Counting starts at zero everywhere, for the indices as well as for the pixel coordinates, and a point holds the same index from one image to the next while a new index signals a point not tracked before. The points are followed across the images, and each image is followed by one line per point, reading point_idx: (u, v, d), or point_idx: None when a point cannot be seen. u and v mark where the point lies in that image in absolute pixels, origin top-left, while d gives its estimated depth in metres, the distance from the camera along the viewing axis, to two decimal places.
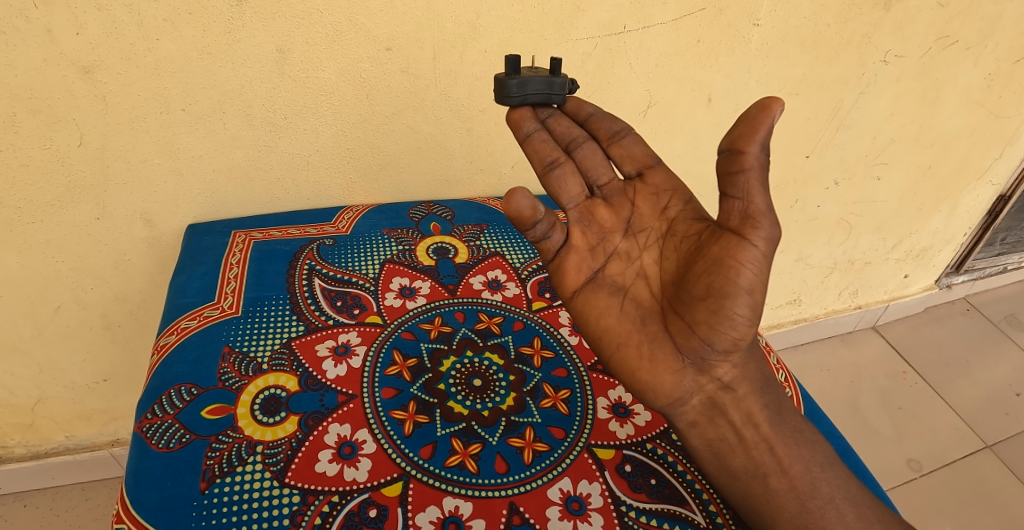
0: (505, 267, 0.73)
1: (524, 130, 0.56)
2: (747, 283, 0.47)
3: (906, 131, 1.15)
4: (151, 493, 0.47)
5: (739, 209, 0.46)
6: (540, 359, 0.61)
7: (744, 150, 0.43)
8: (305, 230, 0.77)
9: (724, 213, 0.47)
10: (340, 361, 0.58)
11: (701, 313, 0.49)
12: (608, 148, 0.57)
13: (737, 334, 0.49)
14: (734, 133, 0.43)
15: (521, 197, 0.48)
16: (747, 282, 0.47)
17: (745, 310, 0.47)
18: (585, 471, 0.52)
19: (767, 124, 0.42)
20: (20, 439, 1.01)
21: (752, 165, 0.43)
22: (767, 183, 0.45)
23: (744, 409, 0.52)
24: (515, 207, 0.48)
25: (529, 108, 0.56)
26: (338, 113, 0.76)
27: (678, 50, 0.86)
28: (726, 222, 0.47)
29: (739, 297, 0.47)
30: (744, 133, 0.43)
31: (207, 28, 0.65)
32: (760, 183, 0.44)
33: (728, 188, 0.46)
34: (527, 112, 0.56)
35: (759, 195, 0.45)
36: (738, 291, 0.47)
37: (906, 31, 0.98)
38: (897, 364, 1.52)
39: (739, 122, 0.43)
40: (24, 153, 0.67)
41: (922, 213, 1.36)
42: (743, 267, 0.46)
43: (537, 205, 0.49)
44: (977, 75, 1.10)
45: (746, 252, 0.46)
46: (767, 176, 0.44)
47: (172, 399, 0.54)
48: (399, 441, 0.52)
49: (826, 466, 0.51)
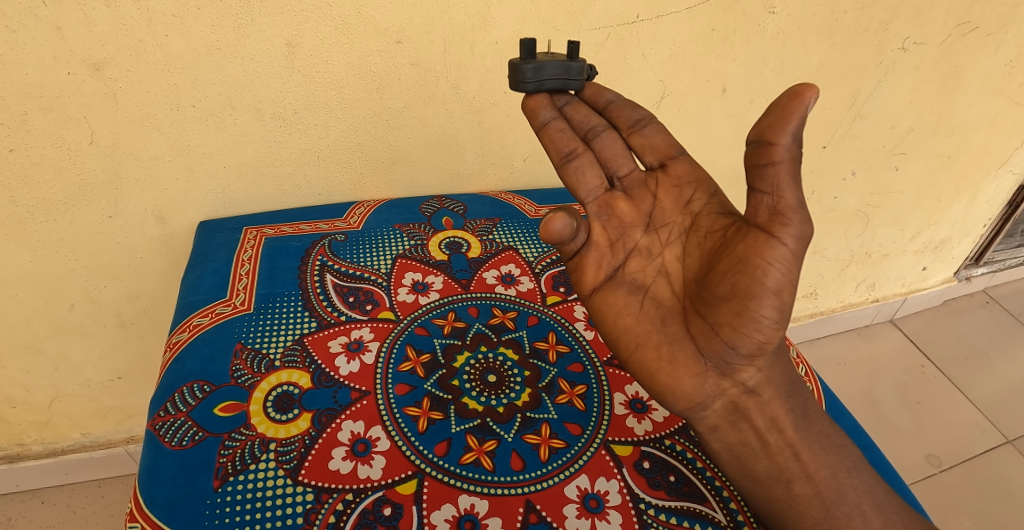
0: (518, 261, 0.72)
1: (541, 119, 0.55)
2: (775, 284, 0.45)
3: (926, 120, 1.12)
4: (164, 492, 0.47)
5: (768, 204, 0.44)
6: (556, 354, 0.60)
7: (774, 142, 0.42)
8: (317, 226, 0.76)
9: (752, 208, 0.45)
10: (353, 357, 0.58)
11: (724, 315, 0.47)
12: (628, 139, 0.56)
13: (763, 338, 0.47)
14: (763, 123, 0.42)
15: (559, 221, 0.48)
16: (775, 283, 0.45)
17: (772, 312, 0.46)
18: (602, 468, 0.51)
19: (799, 113, 0.41)
20: (37, 437, 1.02)
21: (783, 158, 0.42)
22: (798, 177, 0.43)
23: (768, 414, 0.50)
24: (552, 232, 0.48)
25: (545, 95, 0.55)
26: (349, 107, 0.75)
27: (692, 40, 0.84)
28: (753, 219, 0.46)
29: (765, 299, 0.45)
30: (774, 123, 0.41)
31: (216, 24, 0.64)
32: (791, 177, 0.43)
33: (757, 182, 0.44)
34: (543, 99, 0.55)
35: (789, 190, 0.43)
36: (764, 292, 0.45)
37: (925, 17, 0.95)
38: (916, 357, 1.50)
39: (769, 112, 0.42)
40: (37, 151, 0.67)
41: (942, 204, 1.34)
42: (770, 267, 0.45)
43: (573, 225, 0.49)
44: (999, 62, 1.08)
45: (775, 250, 0.44)
46: (798, 170, 0.43)
47: (185, 396, 0.54)
48: (414, 438, 0.51)
49: (853, 472, 0.50)
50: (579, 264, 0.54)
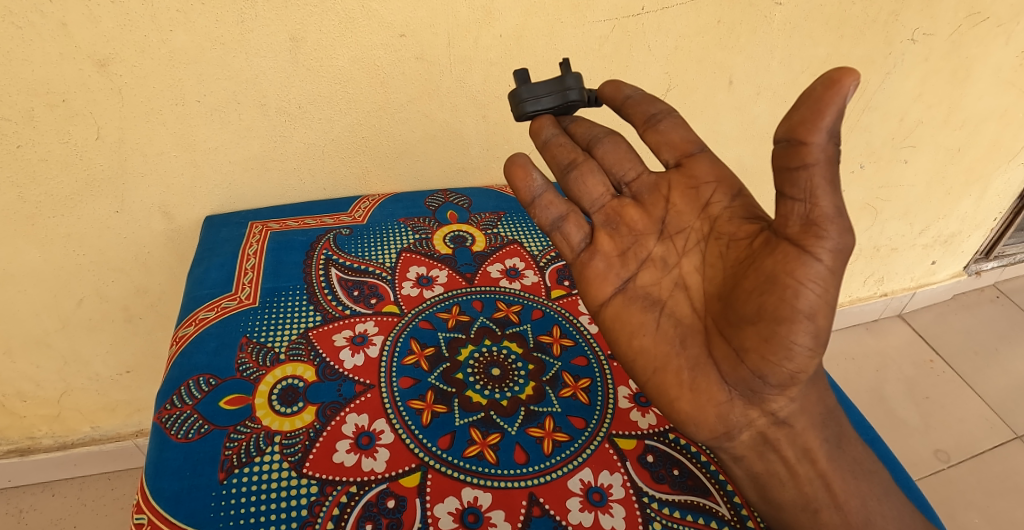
0: (523, 255, 0.72)
1: (543, 136, 0.56)
2: (808, 305, 0.44)
3: (934, 112, 1.11)
4: (171, 484, 0.47)
5: (800, 213, 0.43)
6: (559, 347, 0.60)
7: (807, 141, 0.40)
8: (322, 220, 0.76)
9: (782, 217, 0.44)
10: (357, 350, 0.58)
11: (751, 338, 0.46)
12: (644, 134, 0.54)
13: (794, 367, 0.46)
14: (794, 119, 0.41)
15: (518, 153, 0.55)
16: (808, 305, 0.44)
17: (805, 338, 0.44)
18: (606, 461, 0.51)
19: (836, 106, 0.39)
20: (47, 430, 1.03)
21: (817, 159, 0.41)
22: (834, 182, 0.42)
23: (800, 444, 0.50)
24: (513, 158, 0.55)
25: (548, 116, 0.57)
26: (353, 101, 0.75)
27: (697, 32, 0.83)
28: (783, 230, 0.44)
29: (797, 323, 0.44)
30: (807, 119, 0.40)
31: (220, 18, 0.64)
32: (826, 182, 0.41)
33: (787, 188, 0.43)
34: (546, 119, 0.57)
35: (824, 197, 0.42)
36: (796, 315, 0.44)
37: (935, 8, 0.94)
38: (924, 352, 1.48)
39: (800, 108, 0.41)
40: (44, 148, 0.68)
41: (951, 197, 1.32)
42: (803, 286, 0.43)
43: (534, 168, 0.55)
44: (1009, 53, 1.06)
45: (807, 266, 0.43)
46: (834, 174, 0.41)
47: (191, 389, 0.54)
48: (418, 431, 0.51)
49: (883, 499, 0.50)
50: (584, 272, 0.54)
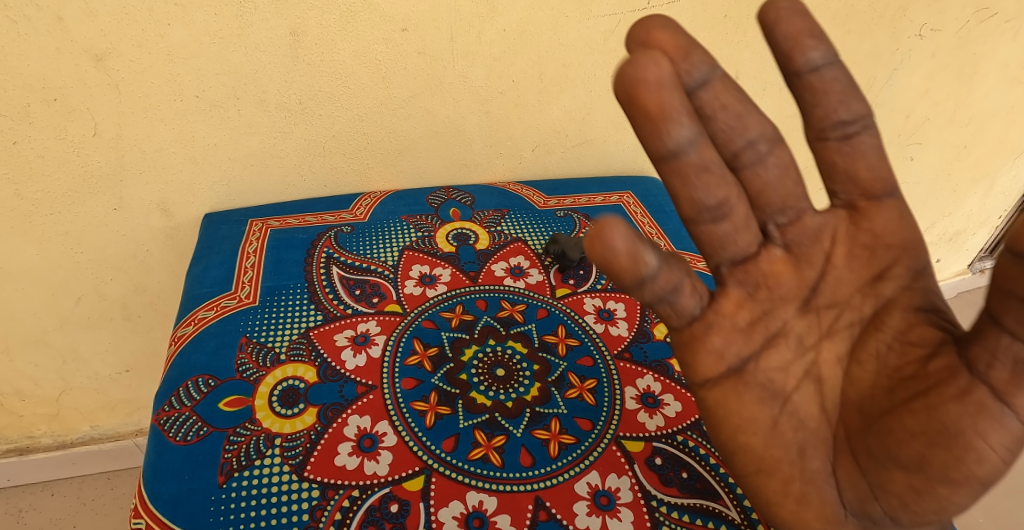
0: (527, 253, 0.71)
1: (649, 80, 0.37)
2: (987, 475, 0.33)
3: (941, 109, 1.10)
4: (169, 488, 0.46)
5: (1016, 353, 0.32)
6: (565, 347, 0.59)
7: None
8: (323, 218, 0.75)
9: (984, 350, 0.33)
10: (359, 351, 0.57)
11: (897, 480, 0.36)
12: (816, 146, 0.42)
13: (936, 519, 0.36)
14: None
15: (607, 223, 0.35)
16: (988, 475, 0.33)
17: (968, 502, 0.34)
18: (613, 464, 0.50)
19: None
20: (47, 429, 1.02)
21: None
22: None
23: None
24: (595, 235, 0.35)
25: (670, 68, 0.37)
26: (354, 97, 0.73)
27: (703, 26, 0.82)
28: (981, 365, 0.33)
29: (965, 489, 0.34)
30: None
31: (219, 12, 0.63)
32: None
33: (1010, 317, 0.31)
34: (664, 61, 0.37)
35: None
36: (969, 481, 0.34)
37: (943, 3, 0.92)
38: None
39: None
40: (41, 144, 0.67)
41: (957, 195, 1.31)
42: (990, 450, 0.33)
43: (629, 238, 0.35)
44: (1017, 49, 1.05)
45: (1007, 429, 0.32)
46: None
47: (190, 391, 0.53)
48: (421, 434, 0.50)
49: None
50: (692, 340, 0.40)
